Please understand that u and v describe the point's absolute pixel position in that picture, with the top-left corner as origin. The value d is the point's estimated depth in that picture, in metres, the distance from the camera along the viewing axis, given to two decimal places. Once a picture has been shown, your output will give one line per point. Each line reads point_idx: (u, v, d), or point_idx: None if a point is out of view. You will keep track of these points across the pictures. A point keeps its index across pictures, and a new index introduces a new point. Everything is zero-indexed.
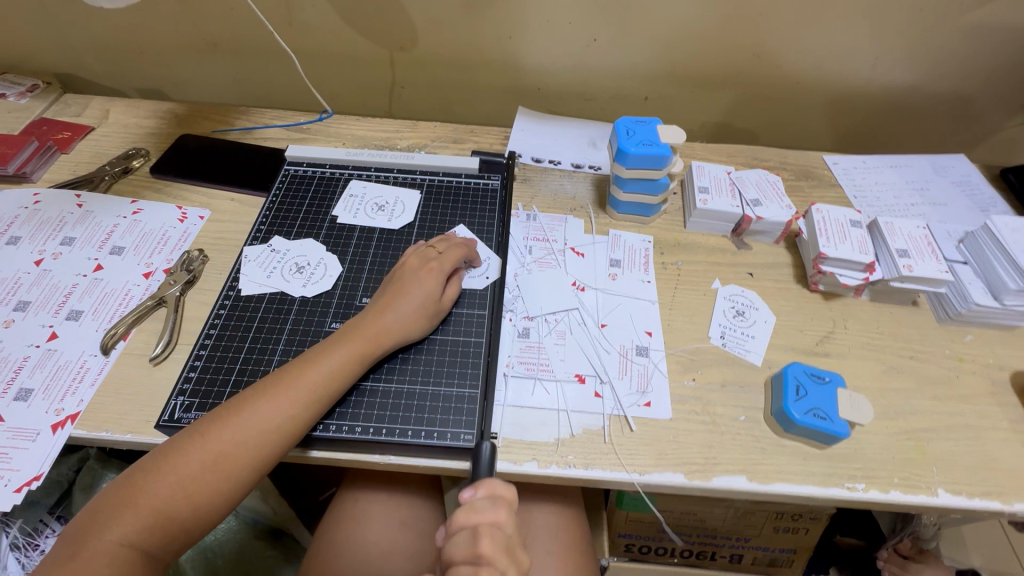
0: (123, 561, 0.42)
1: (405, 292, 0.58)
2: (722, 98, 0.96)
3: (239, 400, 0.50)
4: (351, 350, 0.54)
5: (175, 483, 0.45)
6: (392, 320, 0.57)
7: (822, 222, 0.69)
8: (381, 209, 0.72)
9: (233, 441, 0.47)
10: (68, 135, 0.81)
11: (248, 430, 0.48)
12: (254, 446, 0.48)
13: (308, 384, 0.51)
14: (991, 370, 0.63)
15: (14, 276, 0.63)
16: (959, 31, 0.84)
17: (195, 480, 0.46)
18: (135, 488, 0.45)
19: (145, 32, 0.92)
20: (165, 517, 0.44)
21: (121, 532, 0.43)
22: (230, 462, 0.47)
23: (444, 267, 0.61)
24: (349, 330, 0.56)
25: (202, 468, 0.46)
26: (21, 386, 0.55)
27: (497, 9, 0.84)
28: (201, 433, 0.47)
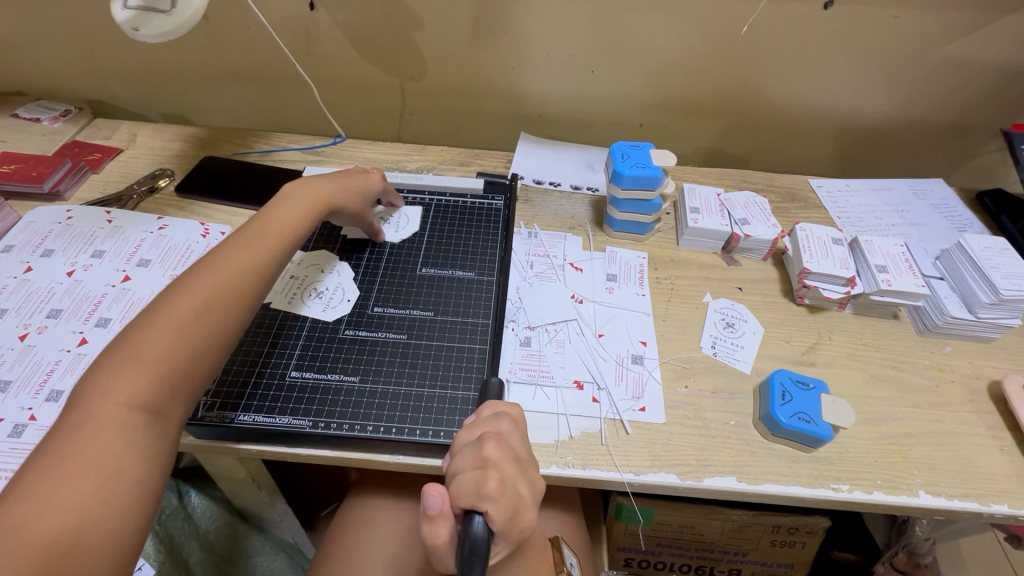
0: (130, 417, 0.44)
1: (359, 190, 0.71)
2: (712, 126, 1.02)
3: (210, 260, 0.55)
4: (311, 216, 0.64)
5: (178, 326, 0.48)
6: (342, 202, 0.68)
7: (805, 239, 0.74)
8: (387, 220, 0.78)
9: (210, 282, 0.52)
10: (99, 156, 0.87)
11: (223, 281, 0.53)
12: (234, 289, 0.53)
13: (274, 231, 0.60)
14: (969, 380, 0.67)
15: (47, 286, 0.68)
16: (931, 65, 0.91)
17: (190, 325, 0.49)
18: (130, 346, 0.46)
19: (173, 62, 0.99)
20: (163, 360, 0.46)
21: (127, 393, 0.44)
22: (216, 305, 0.51)
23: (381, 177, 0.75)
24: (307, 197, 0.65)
25: (190, 310, 0.49)
26: (53, 388, 0.59)
27: (501, 42, 0.91)
28: (185, 283, 0.51)
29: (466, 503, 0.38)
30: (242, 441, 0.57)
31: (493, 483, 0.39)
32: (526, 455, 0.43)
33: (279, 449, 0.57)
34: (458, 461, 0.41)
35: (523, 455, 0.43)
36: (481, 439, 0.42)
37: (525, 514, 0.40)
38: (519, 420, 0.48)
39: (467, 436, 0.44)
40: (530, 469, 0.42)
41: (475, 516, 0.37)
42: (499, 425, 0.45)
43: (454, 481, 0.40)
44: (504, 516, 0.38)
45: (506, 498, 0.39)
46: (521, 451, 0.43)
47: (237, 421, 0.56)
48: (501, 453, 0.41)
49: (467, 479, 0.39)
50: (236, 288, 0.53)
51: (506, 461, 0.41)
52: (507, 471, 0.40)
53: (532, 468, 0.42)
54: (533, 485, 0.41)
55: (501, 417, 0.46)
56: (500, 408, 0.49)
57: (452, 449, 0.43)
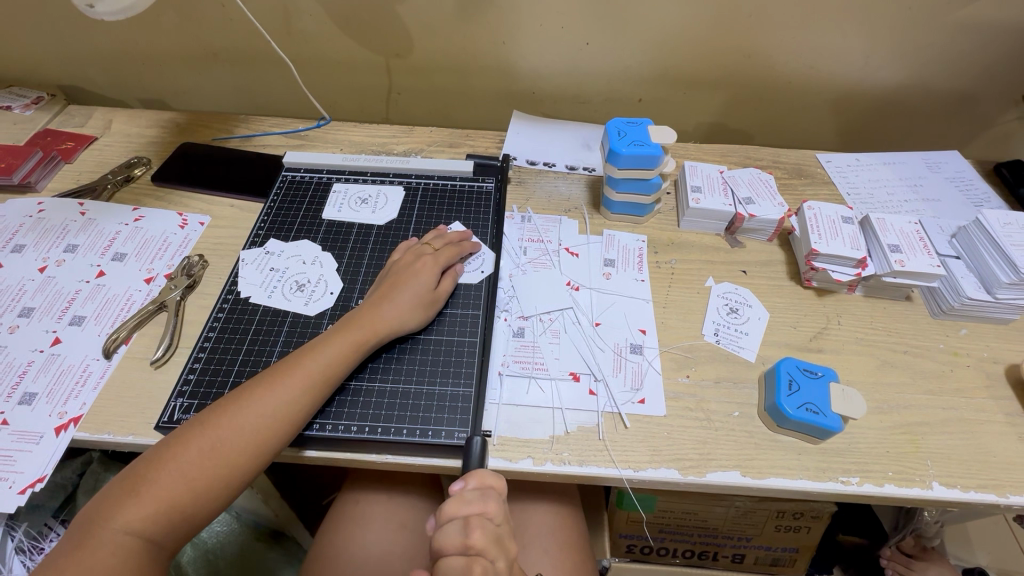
0: (130, 551, 0.44)
1: (409, 286, 0.60)
2: (714, 99, 0.97)
3: (236, 400, 0.51)
4: (356, 336, 0.56)
5: (181, 472, 0.47)
6: (386, 312, 0.58)
7: (814, 219, 0.70)
8: (364, 203, 0.75)
9: (232, 424, 0.49)
10: (72, 145, 0.83)
11: (244, 426, 0.49)
12: (254, 435, 0.49)
13: (311, 364, 0.53)
14: (986, 364, 0.64)
15: (18, 283, 0.65)
16: (948, 28, 0.85)
17: (197, 471, 0.47)
18: (139, 478, 0.46)
19: (147, 44, 0.94)
20: (168, 507, 0.46)
21: (125, 524, 0.44)
22: (226, 452, 0.48)
23: (440, 260, 0.64)
24: (350, 320, 0.57)
25: (199, 456, 0.47)
26: (25, 391, 0.56)
27: (490, 14, 0.85)
28: (203, 424, 0.49)
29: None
30: None
31: None
32: (506, 537, 0.44)
33: None
34: (444, 541, 0.43)
35: (503, 528, 0.45)
36: (467, 524, 0.43)
37: None
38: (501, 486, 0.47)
39: (453, 509, 0.44)
40: (509, 540, 0.45)
41: None
42: (484, 496, 0.45)
43: (441, 565, 0.42)
44: None
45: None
46: (502, 533, 0.44)
47: None
48: (484, 541, 0.42)
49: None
50: (256, 430, 0.49)
51: (488, 550, 0.42)
52: (490, 557, 0.42)
53: (510, 550, 0.44)
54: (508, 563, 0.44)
55: (488, 493, 0.45)
56: (486, 477, 0.47)
57: (438, 520, 0.44)
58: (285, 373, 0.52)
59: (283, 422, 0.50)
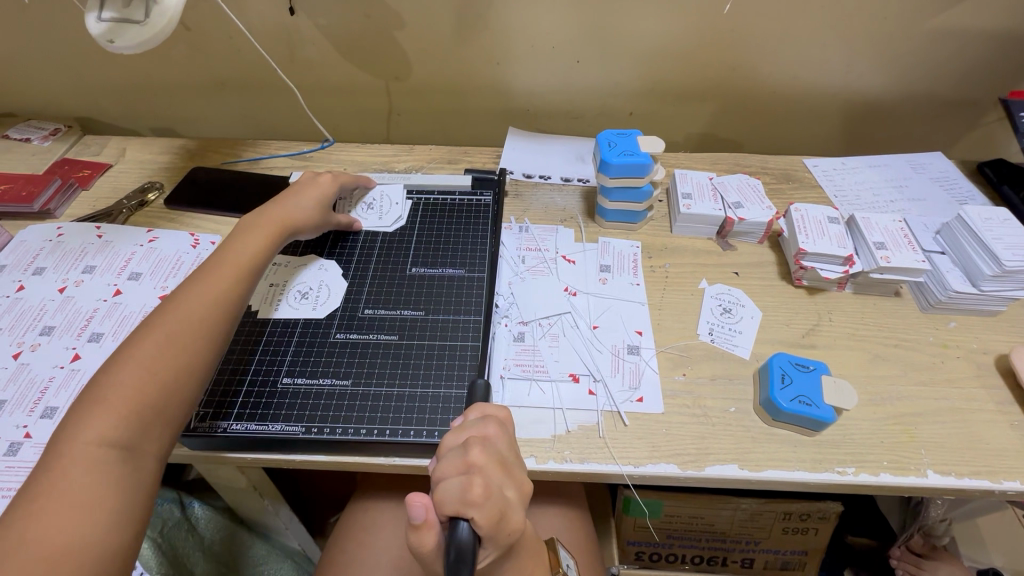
0: (103, 455, 0.44)
1: (242, 246, 0.62)
2: (703, 110, 1.00)
3: (73, 417, 0.46)
4: (264, 236, 0.64)
5: (140, 371, 0.48)
6: (191, 304, 0.54)
7: (801, 220, 0.72)
8: (371, 208, 0.78)
9: (124, 421, 0.46)
10: (88, 173, 0.87)
11: (134, 393, 0.47)
12: (144, 379, 0.48)
13: (230, 266, 0.59)
14: (976, 355, 0.65)
15: (39, 303, 0.68)
16: (924, 36, 0.89)
17: (155, 368, 0.49)
18: (101, 387, 0.47)
19: (159, 76, 0.99)
20: (135, 405, 0.47)
21: (97, 433, 0.44)
22: (180, 345, 0.51)
23: (336, 178, 0.75)
24: (256, 221, 0.65)
25: (155, 352, 0.50)
26: (47, 405, 0.59)
27: (484, 36, 0.90)
28: (166, 332, 0.51)
29: (452, 510, 0.38)
30: (239, 450, 0.56)
31: (478, 489, 0.38)
32: (513, 458, 0.43)
33: (276, 457, 0.57)
34: (443, 467, 0.40)
35: (509, 457, 0.43)
36: (465, 444, 0.41)
37: (513, 515, 0.39)
38: (507, 421, 0.47)
39: (453, 440, 0.43)
40: (517, 472, 0.42)
41: (460, 522, 0.37)
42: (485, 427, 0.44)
43: (439, 488, 0.39)
44: (489, 520, 0.38)
45: (493, 501, 0.38)
46: (508, 454, 0.42)
47: (229, 430, 0.56)
48: (485, 458, 0.40)
49: (451, 486, 0.38)
50: (156, 388, 0.48)
51: (491, 464, 0.40)
52: (492, 476, 0.39)
53: (518, 470, 0.42)
54: (519, 487, 0.41)
55: (487, 420, 0.45)
56: (487, 411, 0.48)
57: (438, 454, 0.43)
58: (174, 351, 0.51)
59: (169, 409, 0.49)
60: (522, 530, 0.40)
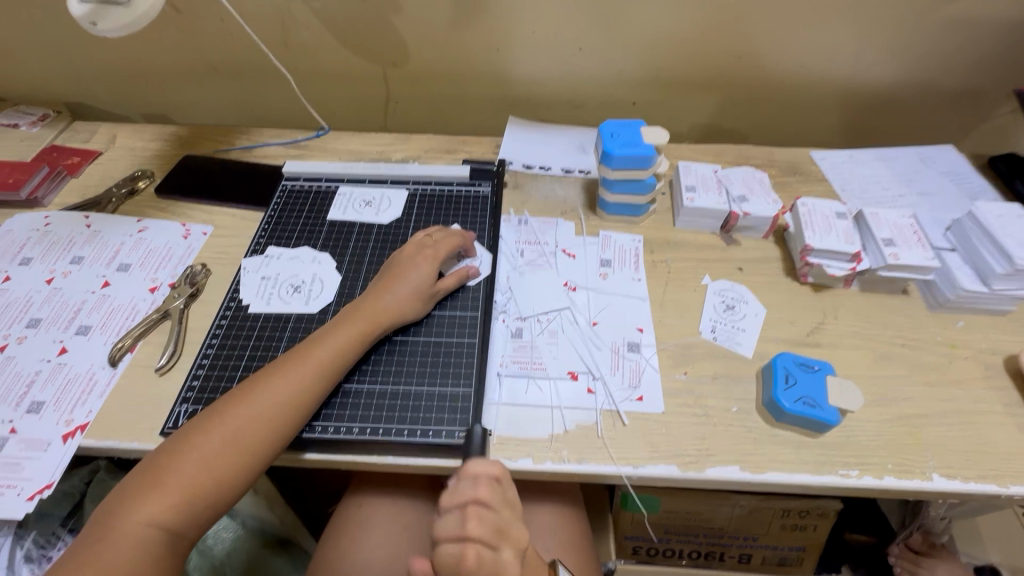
0: (151, 542, 0.45)
1: (320, 341, 0.56)
2: (708, 100, 0.98)
3: (132, 489, 0.47)
4: (352, 330, 0.57)
5: (202, 462, 0.48)
6: (259, 400, 0.51)
7: (807, 215, 0.70)
8: (368, 205, 0.76)
9: (177, 506, 0.46)
10: (78, 160, 0.85)
11: (189, 479, 0.47)
12: (203, 469, 0.48)
13: (315, 360, 0.54)
14: (984, 355, 0.64)
15: (26, 295, 0.66)
16: (938, 24, 0.86)
17: (216, 460, 0.48)
18: (163, 468, 0.47)
19: (151, 60, 0.96)
20: (190, 494, 0.47)
21: (149, 515, 0.45)
22: (246, 441, 0.49)
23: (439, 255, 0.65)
24: (349, 312, 0.59)
25: (219, 445, 0.49)
26: (34, 399, 0.57)
27: (483, 21, 0.87)
28: (228, 417, 0.50)
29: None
30: None
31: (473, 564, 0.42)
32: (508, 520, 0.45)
33: None
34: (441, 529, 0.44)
35: (505, 518, 0.45)
36: (461, 513, 0.44)
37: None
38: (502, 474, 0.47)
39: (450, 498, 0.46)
40: (514, 527, 0.45)
41: None
42: (488, 493, 0.45)
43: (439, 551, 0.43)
44: None
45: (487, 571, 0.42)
46: (503, 516, 0.45)
47: None
48: (479, 530, 0.43)
49: (448, 558, 0.42)
50: (211, 478, 0.48)
51: (485, 535, 0.43)
52: (486, 544, 0.43)
53: (513, 534, 0.45)
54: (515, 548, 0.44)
55: (484, 480, 0.46)
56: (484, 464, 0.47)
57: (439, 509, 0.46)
58: (233, 452, 0.49)
59: (217, 497, 0.48)
60: None
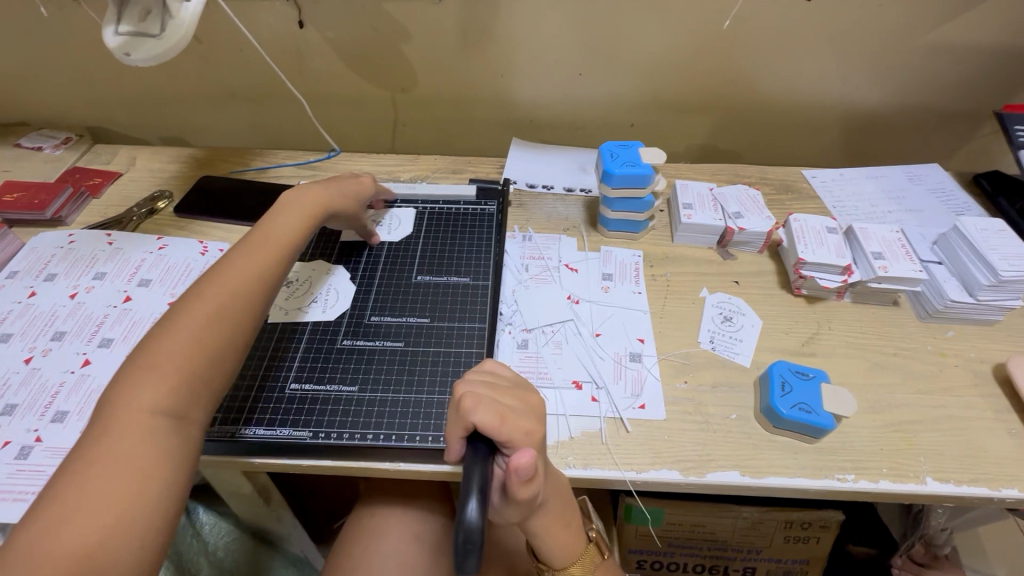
0: (160, 426, 0.45)
1: (270, 227, 0.63)
2: (703, 122, 1.02)
3: (128, 372, 0.47)
4: (298, 216, 0.65)
5: (188, 327, 0.50)
6: (231, 280, 0.55)
7: (800, 230, 0.74)
8: (379, 223, 0.79)
9: (176, 387, 0.47)
10: (99, 181, 0.88)
11: (180, 344, 0.49)
12: (195, 334, 0.50)
13: (274, 239, 0.61)
14: (973, 364, 0.66)
15: (50, 309, 0.69)
16: (920, 50, 0.91)
17: (203, 330, 0.50)
18: (152, 345, 0.49)
19: (170, 86, 1.01)
20: (184, 364, 0.48)
21: (149, 401, 0.45)
22: (226, 308, 0.53)
23: (372, 184, 0.77)
24: (290, 203, 0.67)
25: (201, 319, 0.51)
26: (58, 409, 0.60)
27: (489, 49, 0.92)
28: (196, 297, 0.53)
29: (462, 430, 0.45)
30: (246, 456, 0.57)
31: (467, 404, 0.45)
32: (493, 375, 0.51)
33: (283, 461, 0.57)
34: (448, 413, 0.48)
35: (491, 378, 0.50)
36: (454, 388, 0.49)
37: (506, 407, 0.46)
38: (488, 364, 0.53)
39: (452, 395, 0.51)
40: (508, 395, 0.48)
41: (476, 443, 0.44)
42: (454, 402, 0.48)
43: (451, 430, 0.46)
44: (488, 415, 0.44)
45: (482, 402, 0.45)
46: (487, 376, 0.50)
47: (240, 436, 0.56)
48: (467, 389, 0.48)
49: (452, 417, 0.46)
50: (200, 343, 0.50)
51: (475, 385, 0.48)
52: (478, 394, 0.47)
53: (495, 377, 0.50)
54: (505, 392, 0.48)
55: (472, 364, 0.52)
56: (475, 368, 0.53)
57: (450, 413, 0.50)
58: (221, 321, 0.52)
59: (246, 321, 0.54)
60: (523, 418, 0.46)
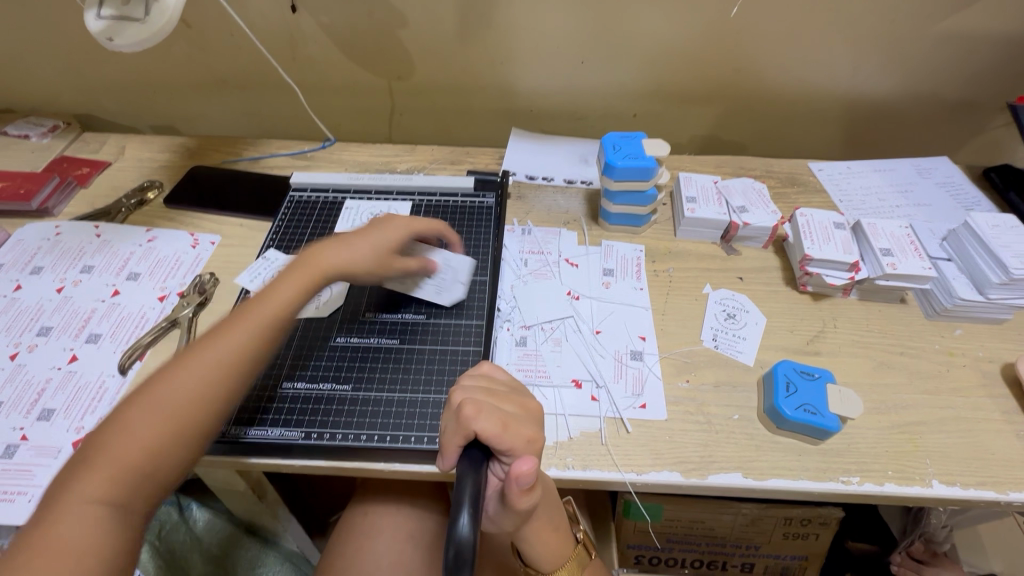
0: (97, 517, 0.41)
1: (272, 292, 0.55)
2: (707, 112, 0.99)
3: (79, 457, 0.44)
4: (298, 281, 0.57)
5: (152, 408, 0.46)
6: (211, 353, 0.50)
7: (806, 225, 0.72)
8: (375, 217, 0.77)
9: (121, 476, 0.43)
10: (87, 171, 0.86)
11: (143, 428, 0.45)
12: (160, 414, 0.46)
13: (269, 310, 0.54)
14: (982, 364, 0.65)
15: (36, 303, 0.67)
16: (932, 39, 0.88)
17: (162, 415, 0.46)
18: (110, 426, 0.45)
19: (160, 72, 0.98)
20: (135, 456, 0.44)
21: (93, 489, 0.42)
22: (194, 392, 0.48)
23: (413, 227, 0.66)
24: (297, 263, 0.59)
25: (167, 402, 0.47)
26: (44, 407, 0.58)
27: (488, 36, 0.89)
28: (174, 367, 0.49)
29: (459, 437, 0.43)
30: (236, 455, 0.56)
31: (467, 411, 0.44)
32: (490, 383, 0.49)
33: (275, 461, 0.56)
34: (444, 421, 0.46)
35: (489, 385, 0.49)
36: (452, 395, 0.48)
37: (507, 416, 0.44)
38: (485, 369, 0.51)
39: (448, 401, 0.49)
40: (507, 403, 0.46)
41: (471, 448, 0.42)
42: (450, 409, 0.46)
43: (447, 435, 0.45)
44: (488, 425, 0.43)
45: (482, 410, 0.44)
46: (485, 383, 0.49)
47: (228, 435, 0.55)
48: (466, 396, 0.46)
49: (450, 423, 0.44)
50: (165, 427, 0.46)
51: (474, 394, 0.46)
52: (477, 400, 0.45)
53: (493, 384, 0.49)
54: (504, 400, 0.46)
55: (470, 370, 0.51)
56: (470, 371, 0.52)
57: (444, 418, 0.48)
58: (183, 405, 0.47)
59: (220, 403, 0.49)
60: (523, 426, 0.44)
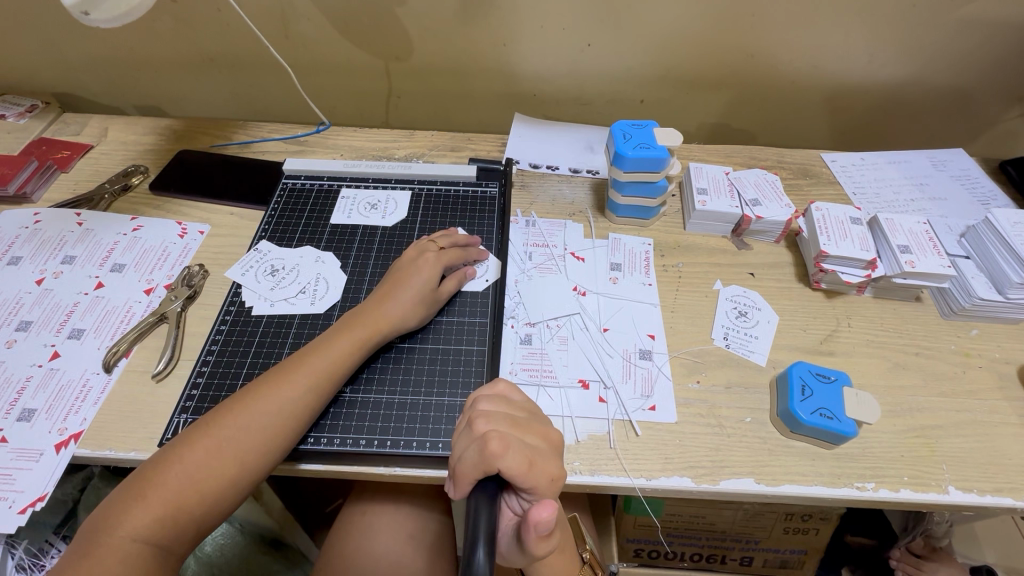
0: (137, 558, 0.43)
1: (318, 348, 0.54)
2: (717, 99, 0.96)
3: (118, 498, 0.45)
4: (350, 339, 0.55)
5: (193, 462, 0.46)
6: (253, 411, 0.49)
7: (822, 220, 0.69)
8: (373, 208, 0.74)
9: (161, 520, 0.44)
10: (68, 154, 0.82)
11: (181, 475, 0.46)
12: (201, 467, 0.46)
13: (311, 367, 0.53)
14: (998, 365, 0.63)
15: (15, 296, 0.64)
16: (953, 25, 0.84)
17: (203, 471, 0.46)
18: (149, 478, 0.46)
19: (143, 50, 0.93)
20: (173, 506, 0.45)
21: (132, 528, 0.43)
22: (231, 449, 0.47)
23: (441, 260, 0.63)
24: (354, 318, 0.57)
25: (204, 456, 0.47)
26: (24, 407, 0.55)
27: (490, 16, 0.84)
28: (212, 422, 0.49)
29: (478, 471, 0.40)
30: None
31: (493, 445, 0.41)
32: (511, 408, 0.46)
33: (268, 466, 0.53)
34: (459, 444, 0.43)
35: (509, 410, 0.46)
36: (469, 419, 0.44)
37: (533, 452, 0.42)
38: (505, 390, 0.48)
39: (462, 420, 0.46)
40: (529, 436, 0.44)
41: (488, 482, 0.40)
42: (468, 435, 0.43)
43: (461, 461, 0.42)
44: (515, 464, 0.40)
45: (510, 446, 0.41)
46: (506, 409, 0.46)
47: None
48: (490, 424, 0.43)
49: (468, 453, 0.41)
50: (200, 478, 0.46)
51: (499, 424, 0.43)
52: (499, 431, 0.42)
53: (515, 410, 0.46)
54: (528, 432, 0.44)
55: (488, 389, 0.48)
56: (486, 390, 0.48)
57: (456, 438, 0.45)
58: (218, 461, 0.47)
59: (257, 461, 0.48)
60: (548, 465, 0.42)
